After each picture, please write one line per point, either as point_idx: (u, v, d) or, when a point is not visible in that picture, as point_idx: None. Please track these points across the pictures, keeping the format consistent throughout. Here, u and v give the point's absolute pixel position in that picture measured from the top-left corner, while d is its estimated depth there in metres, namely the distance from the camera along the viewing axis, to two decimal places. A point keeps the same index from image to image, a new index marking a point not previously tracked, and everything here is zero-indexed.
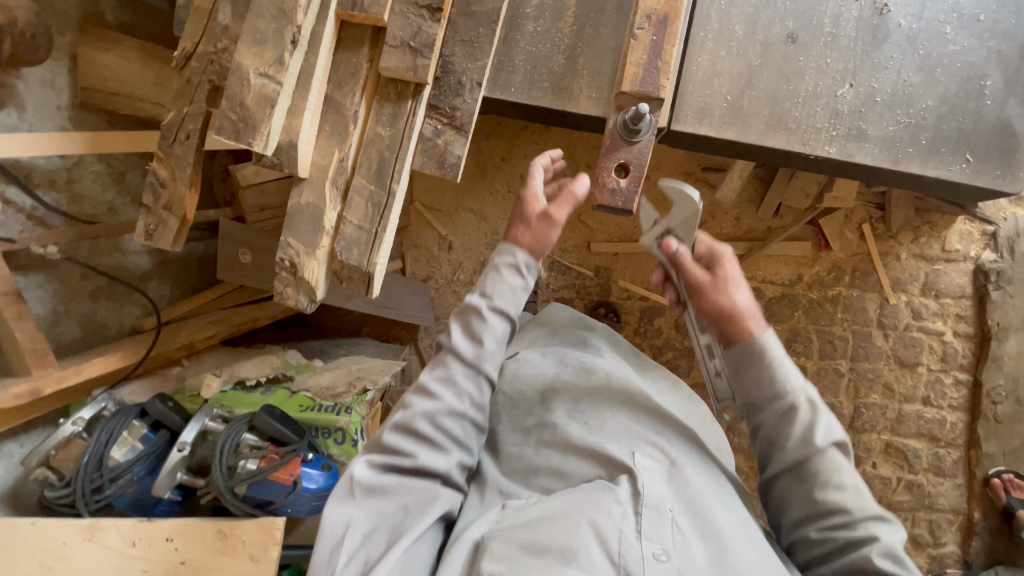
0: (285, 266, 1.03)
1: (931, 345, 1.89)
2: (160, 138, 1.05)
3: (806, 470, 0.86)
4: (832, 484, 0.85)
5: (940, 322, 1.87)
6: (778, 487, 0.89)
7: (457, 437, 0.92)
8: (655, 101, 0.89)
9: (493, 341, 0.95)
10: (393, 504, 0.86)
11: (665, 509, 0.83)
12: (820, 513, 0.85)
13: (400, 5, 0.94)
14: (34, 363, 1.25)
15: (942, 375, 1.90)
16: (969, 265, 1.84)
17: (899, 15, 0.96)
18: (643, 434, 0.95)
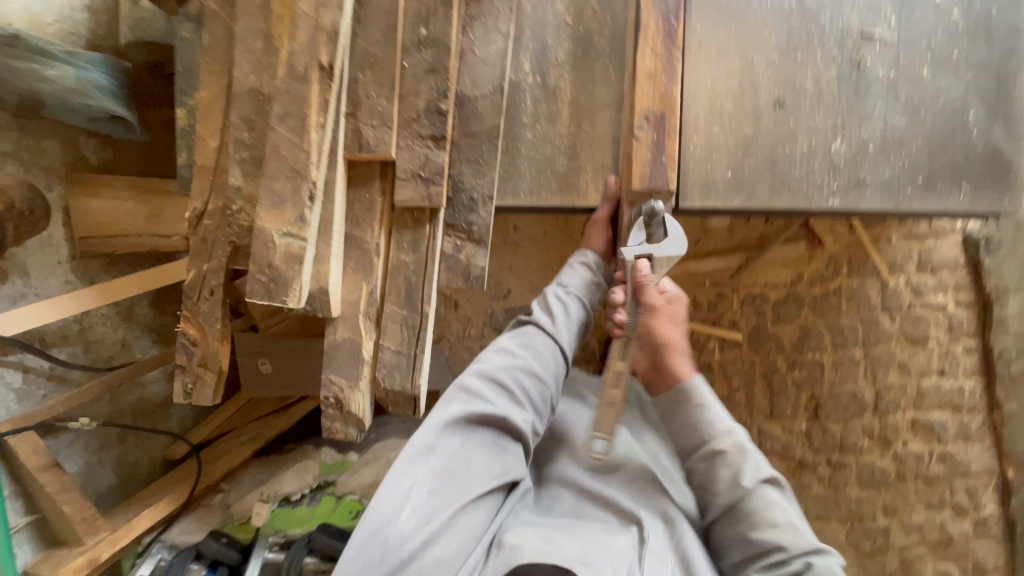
0: (330, 402, 1.04)
1: (936, 318, 1.86)
2: (184, 297, 1.05)
3: (740, 511, 0.87)
4: (765, 524, 0.85)
5: (942, 295, 1.85)
6: (718, 529, 0.91)
7: (535, 395, 0.90)
8: (666, 193, 0.93)
9: (571, 313, 0.98)
10: (470, 442, 0.83)
11: (667, 560, 0.81)
12: (758, 553, 0.85)
13: (406, 139, 0.97)
14: (86, 530, 1.27)
15: (952, 345, 1.87)
16: (958, 236, 1.85)
17: (876, 66, 1.01)
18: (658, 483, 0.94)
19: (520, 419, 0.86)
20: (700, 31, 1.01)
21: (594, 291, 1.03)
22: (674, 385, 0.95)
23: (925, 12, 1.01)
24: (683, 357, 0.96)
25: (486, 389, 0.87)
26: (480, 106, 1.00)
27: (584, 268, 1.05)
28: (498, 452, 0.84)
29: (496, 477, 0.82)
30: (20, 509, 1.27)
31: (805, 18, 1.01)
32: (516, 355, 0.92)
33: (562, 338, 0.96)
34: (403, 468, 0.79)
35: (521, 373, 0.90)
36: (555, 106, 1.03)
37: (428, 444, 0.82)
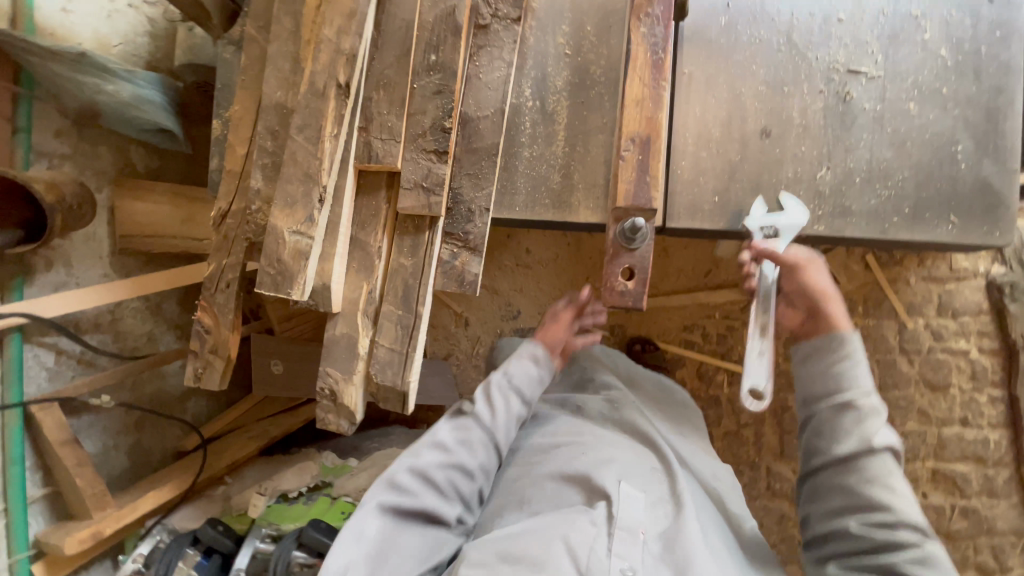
0: (325, 394, 1.10)
1: (958, 364, 1.72)
2: (203, 288, 1.15)
3: (853, 462, 0.91)
4: (872, 484, 0.89)
5: (963, 341, 1.71)
6: (823, 476, 0.94)
7: (461, 488, 1.09)
8: (650, 211, 0.98)
9: (508, 416, 1.16)
10: (396, 536, 1.02)
11: (637, 531, 0.95)
12: (862, 508, 0.90)
13: (411, 153, 1.06)
14: (95, 504, 1.35)
15: (975, 394, 1.73)
16: (981, 281, 1.73)
17: (862, 100, 1.05)
18: (630, 466, 1.06)
19: (446, 512, 1.06)
20: (689, 64, 1.07)
21: (535, 388, 1.21)
22: (814, 344, 0.99)
23: (912, 51, 1.05)
24: (836, 305, 0.99)
25: (415, 484, 1.06)
26: (482, 126, 1.08)
27: (532, 361, 1.22)
28: (424, 539, 1.04)
29: (422, 560, 1.02)
30: (38, 481, 1.37)
31: (792, 53, 1.06)
32: (450, 452, 1.10)
33: (496, 436, 1.14)
34: (337, 550, 0.95)
35: (453, 470, 1.09)
36: (552, 128, 1.11)
37: (361, 531, 0.99)
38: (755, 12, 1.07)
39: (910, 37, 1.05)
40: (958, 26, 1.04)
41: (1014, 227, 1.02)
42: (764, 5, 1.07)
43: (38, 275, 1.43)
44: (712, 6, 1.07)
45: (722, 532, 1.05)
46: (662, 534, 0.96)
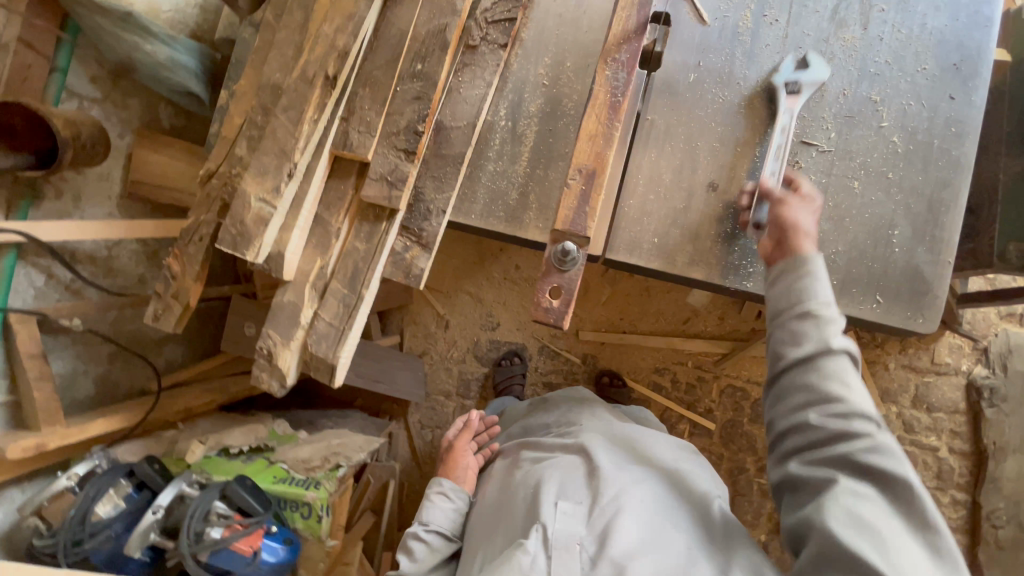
0: (263, 354, 1.18)
1: (926, 460, 1.89)
2: (178, 237, 1.25)
3: (815, 364, 0.85)
4: (834, 384, 0.84)
5: (934, 438, 1.88)
6: (785, 379, 0.89)
7: None
8: (584, 238, 1.03)
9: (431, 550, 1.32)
10: None
11: (572, 545, 1.03)
12: (820, 402, 0.84)
13: (383, 148, 1.15)
14: (46, 419, 1.45)
15: (940, 493, 1.89)
16: (962, 379, 1.87)
17: (809, 172, 1.10)
18: (565, 483, 1.16)
19: None
20: (654, 112, 1.14)
21: (451, 519, 1.39)
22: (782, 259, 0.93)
23: (867, 132, 1.10)
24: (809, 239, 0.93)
25: None
26: (453, 135, 1.17)
27: (441, 495, 1.43)
28: None
29: None
30: (2, 388, 1.48)
31: (751, 118, 1.12)
32: None
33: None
34: None
35: None
36: (518, 148, 1.19)
37: None
38: (724, 74, 1.14)
39: (867, 119, 1.11)
40: (915, 116, 1.10)
41: (936, 318, 1.06)
42: (732, 70, 1.14)
43: (45, 202, 1.56)
44: (684, 63, 1.15)
45: (684, 506, 1.11)
46: (597, 537, 1.04)
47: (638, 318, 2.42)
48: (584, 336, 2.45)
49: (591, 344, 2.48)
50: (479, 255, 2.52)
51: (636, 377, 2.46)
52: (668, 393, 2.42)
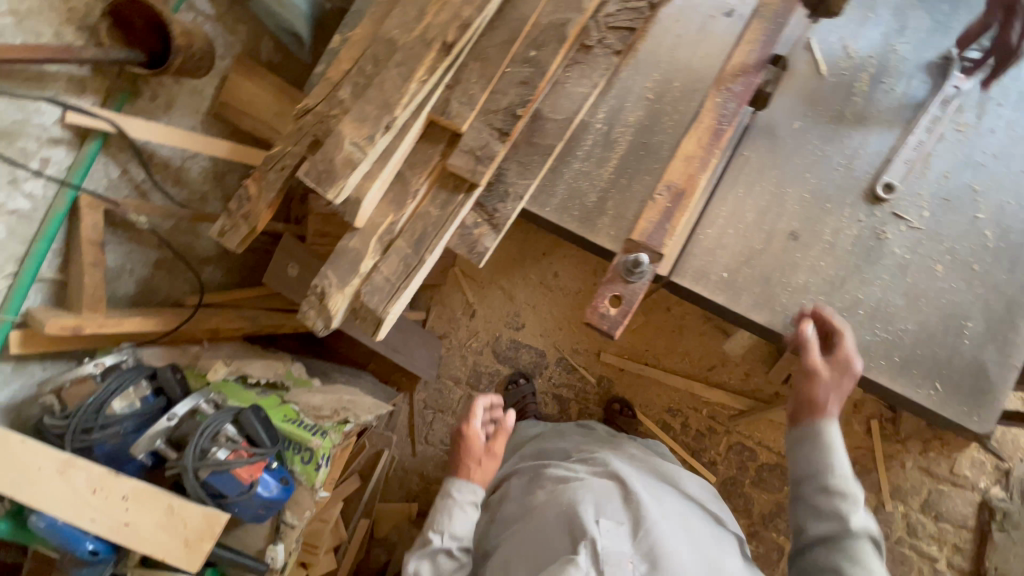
0: (316, 292, 1.20)
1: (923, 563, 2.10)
2: (262, 162, 1.28)
3: (827, 485, 1.06)
4: (838, 500, 1.05)
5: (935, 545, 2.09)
6: (799, 507, 1.10)
7: None
8: (657, 254, 1.03)
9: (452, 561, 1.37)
10: None
11: (623, 564, 1.12)
12: (829, 514, 1.05)
13: (479, 123, 1.17)
14: (89, 305, 1.48)
15: None
16: (978, 497, 2.07)
17: (895, 244, 1.08)
18: (603, 501, 1.24)
19: None
20: (750, 150, 1.14)
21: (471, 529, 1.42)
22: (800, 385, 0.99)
23: (960, 220, 1.08)
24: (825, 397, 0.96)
25: None
26: (548, 127, 1.19)
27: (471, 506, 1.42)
28: None
29: None
30: (54, 265, 1.52)
31: (847, 178, 1.11)
32: None
33: None
34: None
35: None
36: (607, 154, 1.20)
37: None
38: (829, 130, 1.14)
39: (964, 207, 1.09)
40: (1014, 214, 1.08)
41: (990, 420, 1.03)
42: (839, 127, 1.13)
43: (140, 101, 1.58)
44: (793, 110, 1.15)
45: (711, 542, 1.25)
46: (644, 560, 1.14)
47: (663, 353, 2.40)
48: (604, 358, 2.45)
49: (610, 367, 2.47)
50: (521, 254, 2.54)
51: (646, 411, 2.43)
52: (675, 436, 2.40)
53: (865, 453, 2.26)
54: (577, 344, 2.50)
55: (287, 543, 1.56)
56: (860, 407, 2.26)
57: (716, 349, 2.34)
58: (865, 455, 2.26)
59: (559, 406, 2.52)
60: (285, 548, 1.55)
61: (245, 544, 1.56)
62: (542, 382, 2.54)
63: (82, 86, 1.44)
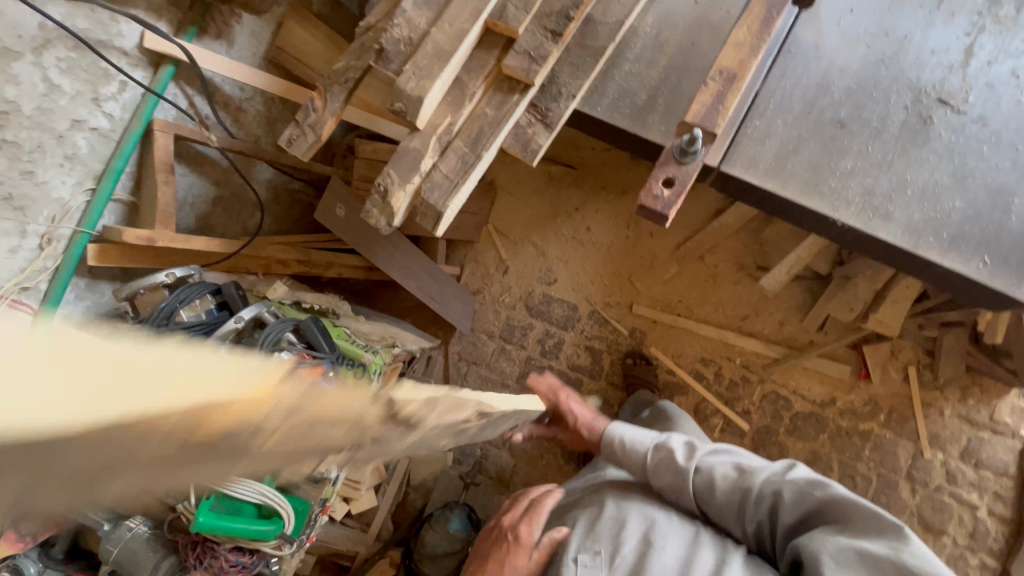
0: (379, 190, 1.27)
1: (962, 515, 2.18)
2: (327, 77, 1.37)
3: (710, 476, 1.30)
4: (726, 471, 1.29)
5: (975, 495, 2.16)
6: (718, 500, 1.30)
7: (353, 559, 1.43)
8: (710, 133, 1.07)
9: None
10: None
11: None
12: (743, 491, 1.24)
13: (534, 26, 1.23)
14: (160, 222, 1.57)
15: (968, 553, 2.16)
16: (1016, 443, 2.14)
17: (941, 128, 1.12)
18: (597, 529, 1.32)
19: None
20: (796, 44, 1.19)
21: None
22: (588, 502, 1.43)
23: (1004, 104, 1.12)
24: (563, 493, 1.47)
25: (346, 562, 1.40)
26: (600, 29, 1.25)
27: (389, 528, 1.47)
28: None
29: None
30: (128, 187, 1.62)
31: (892, 67, 1.16)
32: None
33: None
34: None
35: None
36: (656, 54, 1.25)
37: None
38: (875, 24, 1.18)
39: (1008, 92, 1.13)
40: None
41: None
42: (884, 20, 1.18)
43: (207, 37, 1.69)
44: (837, 7, 1.20)
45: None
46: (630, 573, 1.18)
47: (696, 303, 2.43)
48: (636, 309, 2.49)
49: (642, 318, 2.51)
50: (553, 209, 2.59)
51: (678, 361, 2.47)
52: (707, 385, 2.43)
53: (902, 400, 2.26)
54: (611, 298, 2.54)
55: None
56: (897, 352, 2.27)
57: (748, 294, 2.37)
58: (903, 402, 2.25)
59: (592, 357, 2.56)
60: (338, 459, 1.62)
61: None
62: (574, 334, 2.58)
63: (157, 15, 1.55)
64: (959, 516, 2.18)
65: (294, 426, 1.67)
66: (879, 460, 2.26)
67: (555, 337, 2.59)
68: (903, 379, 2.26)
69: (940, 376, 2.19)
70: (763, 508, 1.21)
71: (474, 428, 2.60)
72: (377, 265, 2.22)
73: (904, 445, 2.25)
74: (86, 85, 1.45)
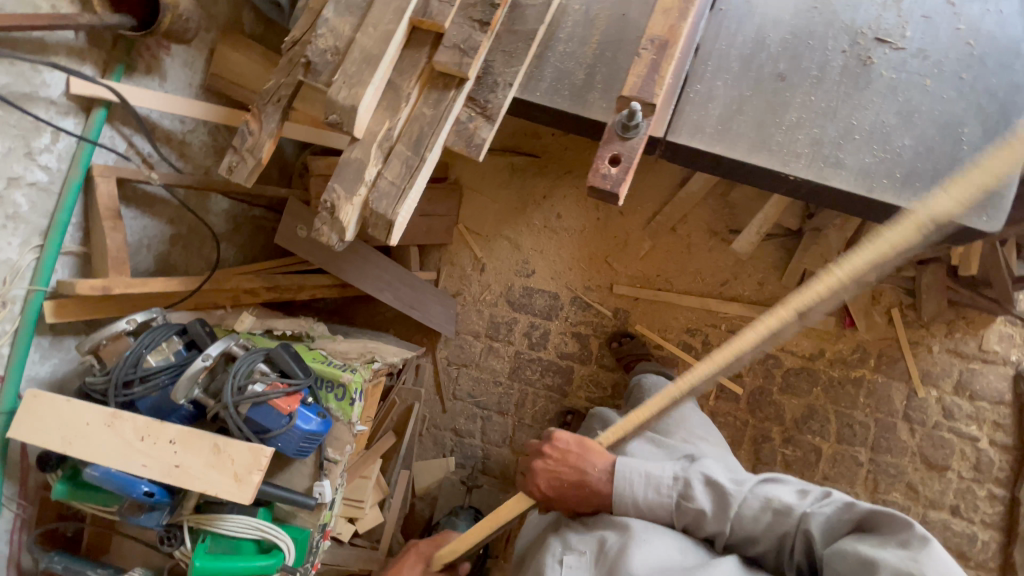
0: (326, 207, 1.24)
1: (963, 448, 2.19)
2: (259, 97, 1.33)
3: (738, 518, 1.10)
4: (752, 509, 1.09)
5: (973, 426, 2.18)
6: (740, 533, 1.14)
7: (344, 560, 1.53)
8: (650, 105, 1.05)
9: None
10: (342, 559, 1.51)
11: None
12: (774, 529, 1.07)
13: (460, 18, 1.20)
14: (113, 269, 1.53)
15: (973, 485, 2.18)
16: (1007, 369, 2.15)
17: (882, 67, 1.11)
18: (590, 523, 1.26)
19: None
20: (726, 2, 1.18)
21: None
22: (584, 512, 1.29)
23: (941, 35, 1.11)
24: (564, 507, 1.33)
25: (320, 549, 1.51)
26: (528, 12, 1.22)
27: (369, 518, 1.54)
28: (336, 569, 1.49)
29: None
30: (76, 238, 1.57)
31: (826, 12, 1.14)
32: None
33: None
34: None
35: None
36: (588, 30, 1.22)
37: None
38: None
39: (943, 21, 1.12)
40: (992, 20, 1.11)
41: (1000, 217, 1.06)
42: None
43: (136, 73, 1.63)
44: None
45: None
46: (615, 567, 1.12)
47: (675, 275, 2.42)
48: (617, 289, 2.47)
49: (624, 297, 2.49)
50: (521, 200, 2.57)
51: (665, 335, 2.46)
52: (697, 354, 2.43)
53: (890, 343, 2.26)
54: (590, 281, 2.51)
55: (331, 479, 1.61)
56: (878, 297, 2.28)
57: (723, 259, 2.36)
58: (891, 345, 2.26)
59: (580, 343, 2.53)
60: (331, 483, 1.60)
61: (292, 484, 1.60)
62: (559, 323, 2.55)
63: (81, 58, 1.48)
64: (961, 450, 2.19)
65: (281, 456, 1.65)
66: (875, 406, 2.27)
67: (541, 328, 2.57)
68: (888, 321, 2.27)
69: (924, 313, 2.20)
70: (799, 550, 1.03)
71: (472, 430, 2.59)
72: (349, 281, 2.18)
73: (897, 387, 2.25)
74: (17, 140, 1.38)
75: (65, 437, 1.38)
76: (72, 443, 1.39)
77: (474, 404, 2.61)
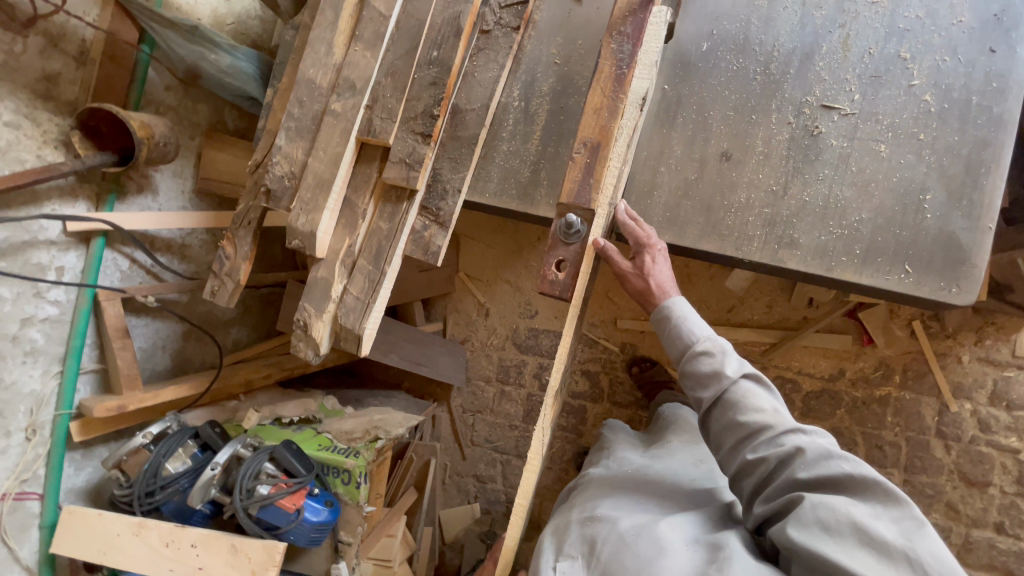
0: (299, 325, 1.30)
1: (1003, 461, 2.06)
2: (231, 222, 1.40)
3: (735, 399, 1.06)
4: (752, 409, 1.04)
5: (1012, 438, 2.04)
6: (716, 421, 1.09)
7: None
8: (587, 211, 1.06)
9: None
10: None
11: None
12: (753, 433, 1.02)
13: (403, 133, 1.22)
14: (127, 385, 1.64)
15: (1018, 500, 2.04)
16: None
17: (831, 136, 1.26)
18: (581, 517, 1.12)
19: None
20: (667, 81, 1.37)
21: None
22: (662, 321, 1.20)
23: (894, 93, 1.25)
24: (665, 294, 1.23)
25: None
26: (468, 118, 1.24)
27: None
28: None
29: None
30: (93, 357, 1.70)
31: (768, 81, 1.30)
32: None
33: None
34: None
35: None
36: (530, 128, 1.33)
37: None
38: (739, 42, 1.33)
39: (897, 78, 1.25)
40: (948, 72, 1.23)
41: (975, 286, 1.18)
42: (747, 35, 1.33)
43: (129, 195, 1.74)
44: (698, 34, 1.36)
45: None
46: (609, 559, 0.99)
47: None
48: (621, 324, 2.45)
49: (629, 332, 2.47)
50: (517, 245, 2.57)
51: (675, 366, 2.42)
52: None
53: (914, 356, 2.14)
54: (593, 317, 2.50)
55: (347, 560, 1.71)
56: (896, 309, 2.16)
57: (726, 286, 2.30)
58: (915, 358, 2.13)
59: (589, 381, 2.53)
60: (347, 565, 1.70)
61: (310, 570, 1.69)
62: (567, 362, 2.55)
63: (73, 196, 1.61)
64: (1002, 464, 2.06)
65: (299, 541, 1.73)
66: (904, 424, 2.15)
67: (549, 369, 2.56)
68: (910, 334, 2.14)
69: (947, 324, 2.07)
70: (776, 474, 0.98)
71: (492, 475, 2.62)
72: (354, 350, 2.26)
73: (928, 402, 2.13)
74: (25, 284, 1.51)
75: (99, 549, 1.51)
76: (106, 553, 1.52)
77: (492, 449, 2.64)
